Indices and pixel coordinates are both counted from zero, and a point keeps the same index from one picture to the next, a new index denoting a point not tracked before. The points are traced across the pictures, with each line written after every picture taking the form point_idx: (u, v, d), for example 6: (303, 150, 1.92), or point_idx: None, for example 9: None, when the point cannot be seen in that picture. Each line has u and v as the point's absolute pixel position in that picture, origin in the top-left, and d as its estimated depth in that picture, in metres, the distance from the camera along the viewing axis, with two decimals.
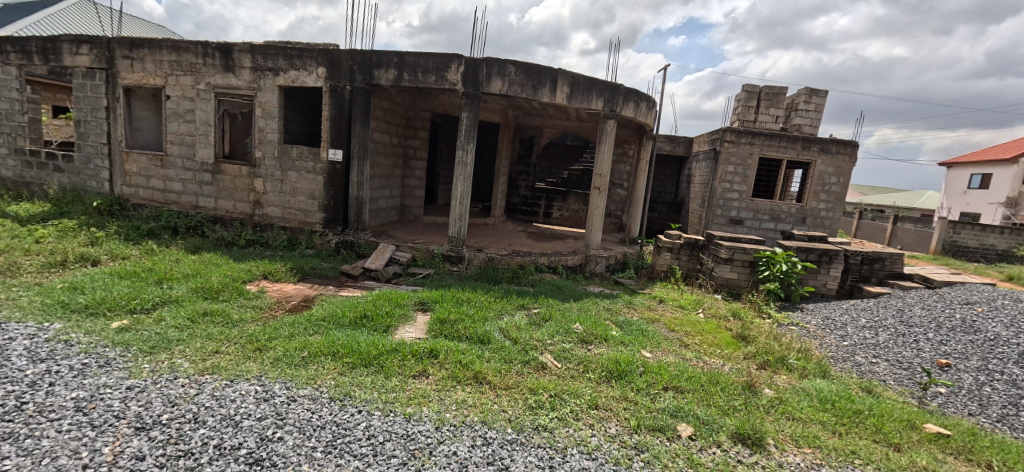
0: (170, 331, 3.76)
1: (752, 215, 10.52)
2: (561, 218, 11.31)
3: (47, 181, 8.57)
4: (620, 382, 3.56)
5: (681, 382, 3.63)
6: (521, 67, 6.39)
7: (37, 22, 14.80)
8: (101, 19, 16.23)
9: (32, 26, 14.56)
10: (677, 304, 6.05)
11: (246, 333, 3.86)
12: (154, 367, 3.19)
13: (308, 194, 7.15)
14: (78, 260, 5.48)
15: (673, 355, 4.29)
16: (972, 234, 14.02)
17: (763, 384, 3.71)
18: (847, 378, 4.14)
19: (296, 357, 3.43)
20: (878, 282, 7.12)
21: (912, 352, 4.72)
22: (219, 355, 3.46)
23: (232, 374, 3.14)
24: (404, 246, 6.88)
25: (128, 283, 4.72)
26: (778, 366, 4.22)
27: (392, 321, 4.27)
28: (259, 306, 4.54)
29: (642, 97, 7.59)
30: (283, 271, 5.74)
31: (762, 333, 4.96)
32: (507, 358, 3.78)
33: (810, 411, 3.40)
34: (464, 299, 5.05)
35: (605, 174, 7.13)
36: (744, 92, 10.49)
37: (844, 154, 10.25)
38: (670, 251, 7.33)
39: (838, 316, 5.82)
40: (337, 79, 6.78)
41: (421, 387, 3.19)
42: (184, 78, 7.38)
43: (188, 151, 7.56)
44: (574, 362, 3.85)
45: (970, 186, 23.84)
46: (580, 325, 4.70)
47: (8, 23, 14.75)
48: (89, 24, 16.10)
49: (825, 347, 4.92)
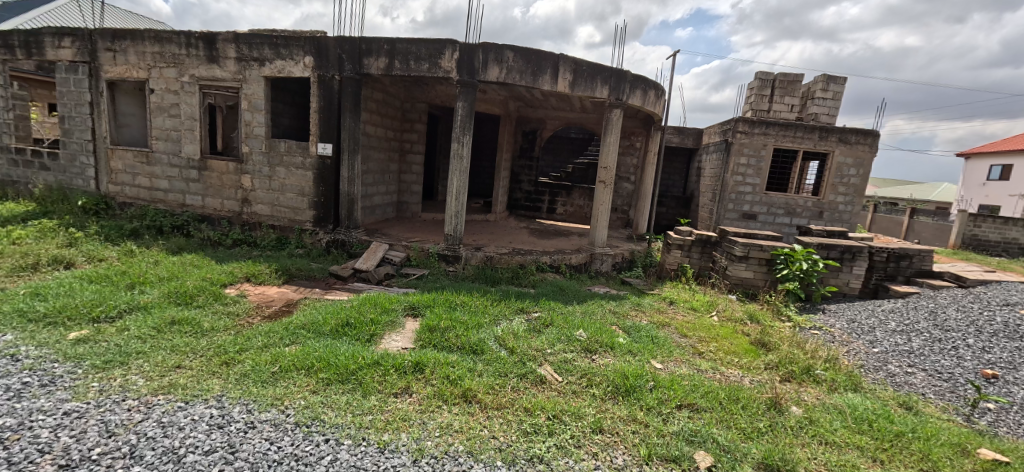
0: (131, 343, 3.40)
1: (766, 209, 10.04)
2: (566, 214, 10.88)
3: (33, 180, 8.29)
4: (627, 399, 3.17)
5: (698, 399, 3.24)
6: (519, 53, 5.95)
7: (48, 12, 15.19)
8: (89, 12, 15.75)
9: (43, 16, 14.89)
10: (689, 306, 5.63)
11: (216, 344, 3.51)
12: (103, 386, 2.83)
13: (297, 191, 6.81)
14: (51, 262, 5.13)
15: (687, 367, 3.87)
16: (993, 227, 13.46)
17: (789, 402, 3.30)
18: (881, 391, 3.74)
19: (265, 373, 3.07)
20: (905, 280, 6.65)
21: (952, 361, 4.29)
22: (179, 371, 3.11)
23: (189, 394, 2.78)
24: (397, 245, 6.50)
25: (97, 288, 4.37)
26: (803, 378, 3.82)
27: (377, 329, 3.88)
28: (235, 313, 4.18)
29: (650, 85, 7.14)
30: (267, 273, 5.39)
31: (784, 339, 4.53)
32: (501, 371, 3.39)
33: (845, 434, 3.01)
34: (459, 303, 4.67)
35: (611, 167, 6.69)
36: (757, 80, 9.98)
37: (864, 144, 9.73)
38: (680, 249, 6.90)
39: (865, 319, 5.38)
40: (325, 69, 6.39)
41: (403, 407, 2.83)
42: (168, 71, 7.04)
43: (174, 147, 7.24)
44: (577, 376, 3.45)
45: (989, 177, 23.03)
46: (584, 332, 4.30)
47: (19, 15, 15.03)
48: (94, 16, 16.23)
49: (854, 354, 4.48)
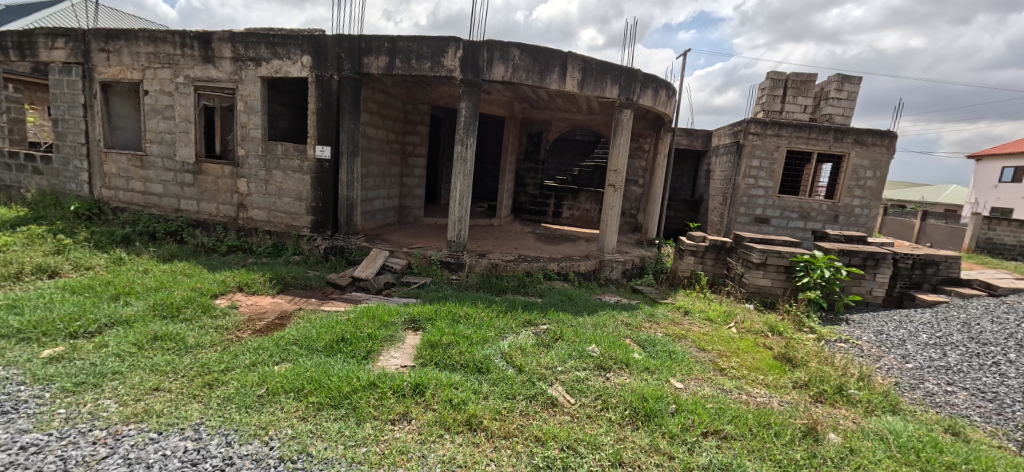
0: (107, 362, 3.15)
1: (779, 213, 9.71)
2: (572, 218, 10.61)
3: (26, 184, 8.06)
4: (647, 426, 2.88)
5: (725, 425, 2.94)
6: (526, 50, 5.68)
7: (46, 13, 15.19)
8: (82, 12, 15.69)
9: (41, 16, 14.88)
10: (705, 316, 5.32)
11: (200, 362, 3.24)
12: (70, 414, 2.62)
13: (295, 195, 6.55)
14: (35, 271, 4.88)
15: (710, 386, 3.56)
16: (1010, 231, 13.04)
17: (825, 427, 2.99)
18: (923, 414, 3.41)
19: (250, 397, 2.81)
20: (931, 288, 6.33)
21: (995, 379, 3.96)
22: (157, 394, 2.85)
23: (164, 423, 2.56)
24: (398, 251, 6.23)
25: (78, 301, 4.11)
26: (836, 399, 3.50)
27: (374, 345, 3.60)
28: (225, 326, 3.91)
29: (661, 84, 6.86)
30: (261, 282, 5.12)
31: (811, 355, 4.20)
32: (508, 393, 3.11)
33: (891, 467, 2.69)
34: (462, 315, 4.37)
35: (621, 170, 6.41)
36: (769, 80, 9.67)
37: (881, 145, 9.40)
38: (694, 255, 6.59)
39: (894, 331, 5.06)
40: (324, 68, 6.14)
41: (400, 437, 2.57)
42: (163, 71, 6.82)
43: (169, 150, 7.01)
44: (591, 397, 3.16)
45: (1001, 179, 22.55)
46: (597, 347, 3.99)
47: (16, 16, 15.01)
48: (87, 13, 16.10)
49: (887, 371, 4.17)
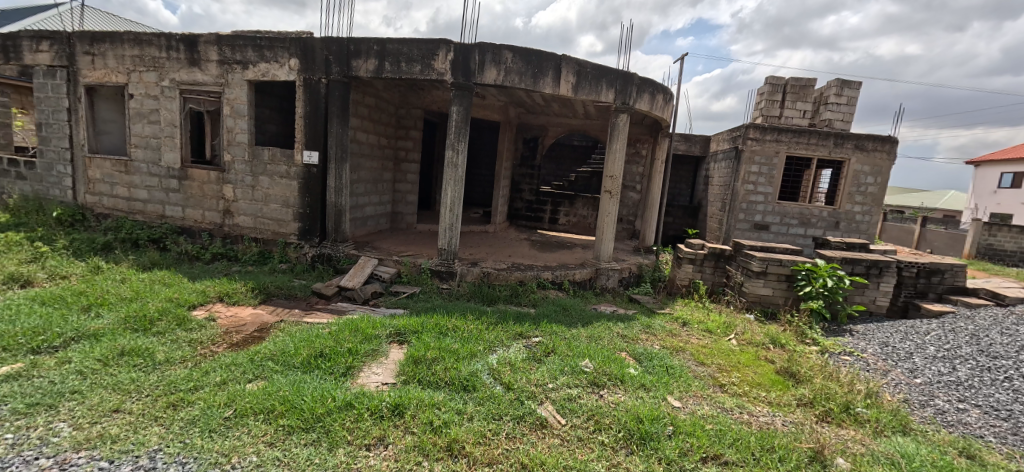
0: (66, 381, 2.94)
1: (779, 220, 9.54)
2: (568, 224, 10.44)
3: (9, 190, 7.87)
4: (642, 450, 2.69)
5: (725, 448, 2.75)
6: (518, 53, 5.53)
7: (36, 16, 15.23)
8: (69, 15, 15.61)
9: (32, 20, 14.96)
10: (705, 327, 5.12)
11: (167, 380, 3.04)
12: (18, 439, 2.43)
13: (282, 202, 6.38)
14: (6, 281, 4.69)
15: (709, 405, 3.37)
16: (1011, 236, 12.82)
17: (833, 452, 2.79)
18: (935, 434, 3.21)
19: (215, 420, 2.62)
20: (936, 297, 6.16)
21: (1008, 395, 3.77)
22: (115, 417, 2.65)
23: (118, 450, 2.37)
24: (387, 260, 6.04)
25: (45, 313, 3.91)
26: (843, 419, 3.31)
27: (354, 360, 3.41)
28: (199, 340, 3.71)
29: (658, 89, 6.70)
30: (242, 292, 4.93)
31: (815, 369, 4.00)
32: (493, 413, 2.91)
33: None
34: (449, 328, 4.17)
35: (617, 176, 6.24)
36: (767, 85, 9.56)
37: (882, 151, 9.25)
38: (692, 263, 6.40)
39: (901, 343, 4.87)
40: (312, 71, 5.98)
41: (374, 465, 2.39)
42: (148, 74, 6.66)
43: (154, 155, 6.83)
44: (582, 418, 2.96)
45: (1001, 185, 22.44)
46: (590, 361, 3.79)
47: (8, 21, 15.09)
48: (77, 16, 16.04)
49: (895, 386, 3.97)
